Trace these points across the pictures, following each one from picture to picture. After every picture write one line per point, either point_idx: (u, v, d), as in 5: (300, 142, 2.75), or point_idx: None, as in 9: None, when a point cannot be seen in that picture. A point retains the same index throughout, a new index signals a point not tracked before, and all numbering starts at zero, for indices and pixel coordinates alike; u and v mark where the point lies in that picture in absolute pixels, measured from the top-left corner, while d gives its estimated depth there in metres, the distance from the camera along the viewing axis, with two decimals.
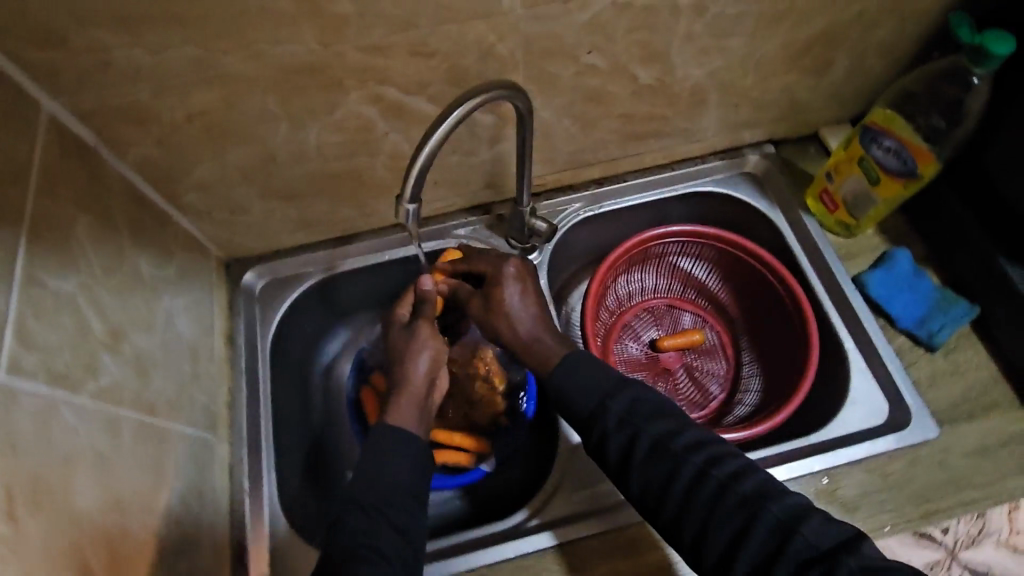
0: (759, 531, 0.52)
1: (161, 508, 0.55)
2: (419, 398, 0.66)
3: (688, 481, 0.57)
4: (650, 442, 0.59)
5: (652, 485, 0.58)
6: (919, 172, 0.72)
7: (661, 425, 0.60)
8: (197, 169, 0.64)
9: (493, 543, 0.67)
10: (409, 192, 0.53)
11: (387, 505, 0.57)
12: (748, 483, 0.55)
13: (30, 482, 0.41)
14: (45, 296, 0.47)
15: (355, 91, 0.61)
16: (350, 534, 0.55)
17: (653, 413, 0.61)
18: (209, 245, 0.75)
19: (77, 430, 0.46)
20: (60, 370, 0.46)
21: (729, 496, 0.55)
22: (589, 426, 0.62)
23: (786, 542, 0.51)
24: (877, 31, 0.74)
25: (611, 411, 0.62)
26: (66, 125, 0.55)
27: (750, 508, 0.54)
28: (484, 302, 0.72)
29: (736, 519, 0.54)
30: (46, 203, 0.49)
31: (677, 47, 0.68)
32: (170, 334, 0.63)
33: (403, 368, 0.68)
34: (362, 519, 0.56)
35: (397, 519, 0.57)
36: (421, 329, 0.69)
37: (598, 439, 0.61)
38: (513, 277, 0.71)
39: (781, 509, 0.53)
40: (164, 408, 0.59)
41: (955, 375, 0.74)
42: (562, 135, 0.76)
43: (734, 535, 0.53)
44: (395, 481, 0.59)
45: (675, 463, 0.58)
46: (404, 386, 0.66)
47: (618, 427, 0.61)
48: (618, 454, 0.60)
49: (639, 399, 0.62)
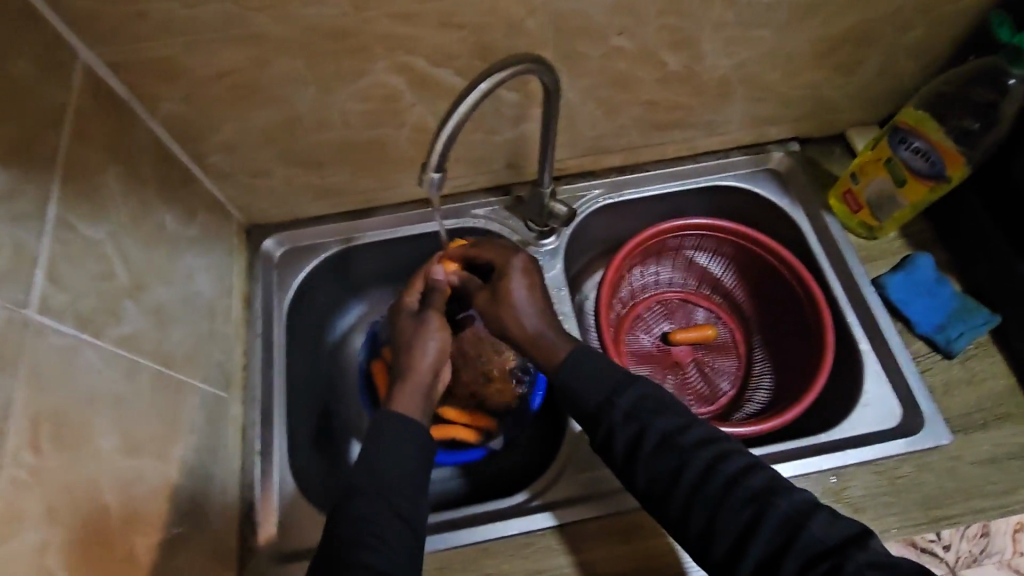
0: (769, 525, 0.52)
1: (176, 458, 0.56)
2: (422, 387, 0.65)
3: (695, 475, 0.56)
4: (659, 434, 0.59)
5: (658, 479, 0.58)
6: (947, 174, 0.71)
7: (669, 420, 0.59)
8: (224, 129, 0.65)
9: (482, 521, 0.67)
10: (436, 160, 0.53)
11: (394, 492, 0.57)
12: (756, 478, 0.55)
13: (54, 417, 0.42)
14: (76, 240, 0.48)
15: (383, 59, 0.61)
16: (353, 517, 0.55)
17: (659, 409, 0.60)
18: (231, 208, 0.76)
19: (100, 372, 0.47)
20: (85, 314, 0.47)
21: (737, 490, 0.55)
22: (597, 420, 0.61)
23: (795, 536, 0.51)
24: (914, 30, 0.73)
25: (618, 406, 0.61)
26: (100, 77, 0.55)
27: (759, 502, 0.54)
28: (491, 294, 0.69)
29: (744, 514, 0.54)
30: (80, 148, 0.50)
31: (709, 35, 0.67)
32: (190, 290, 0.64)
33: (412, 355, 0.67)
34: (368, 500, 0.56)
35: (402, 499, 0.57)
36: (429, 315, 0.69)
37: (604, 434, 0.60)
38: (521, 271, 0.69)
39: (789, 505, 0.53)
40: (181, 360, 0.60)
41: (971, 384, 0.73)
42: (586, 119, 0.76)
43: (742, 529, 0.53)
44: (403, 459, 0.59)
45: (683, 457, 0.57)
46: (408, 373, 0.65)
47: (626, 420, 0.60)
48: (625, 448, 0.59)
49: (647, 394, 0.61)
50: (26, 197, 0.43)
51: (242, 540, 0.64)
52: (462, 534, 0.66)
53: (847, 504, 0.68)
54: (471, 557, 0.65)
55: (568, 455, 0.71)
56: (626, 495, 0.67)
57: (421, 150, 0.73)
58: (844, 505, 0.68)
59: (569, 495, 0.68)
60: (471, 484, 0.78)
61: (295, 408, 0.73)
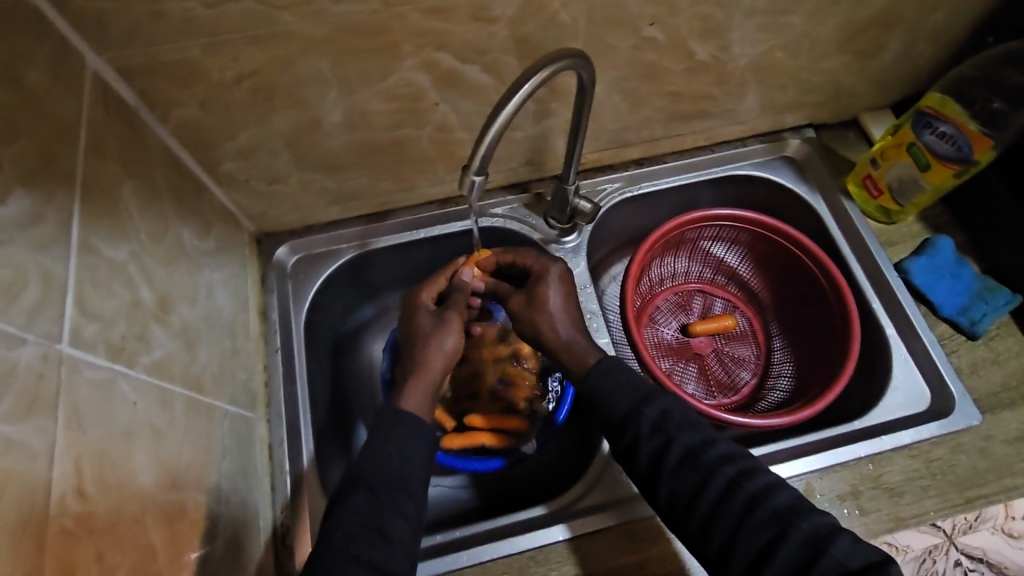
0: (791, 546, 0.50)
1: (211, 488, 0.53)
2: (433, 384, 0.62)
3: (718, 490, 0.54)
4: (684, 448, 0.56)
5: (681, 492, 0.55)
6: (974, 158, 0.70)
7: (693, 436, 0.57)
8: (239, 135, 0.62)
9: (489, 539, 0.64)
10: (477, 163, 0.51)
11: (396, 487, 0.54)
12: (781, 498, 0.53)
13: (96, 455, 0.39)
14: (100, 264, 0.45)
15: (411, 57, 0.58)
16: (348, 538, 0.51)
17: (685, 423, 0.58)
18: (242, 217, 0.73)
19: (135, 404, 0.44)
20: (117, 343, 0.44)
21: (759, 510, 0.52)
22: (621, 429, 0.59)
23: (815, 558, 0.49)
24: (935, 14, 0.72)
25: (645, 416, 0.58)
26: (109, 84, 0.51)
27: (783, 522, 0.51)
28: (526, 298, 0.68)
29: (765, 534, 0.51)
30: (95, 163, 0.47)
31: (738, 23, 0.66)
32: (210, 307, 0.61)
33: (426, 350, 0.63)
34: (365, 501, 0.53)
35: (407, 516, 0.53)
36: (450, 320, 0.65)
37: (629, 441, 0.58)
38: (557, 279, 0.68)
39: (812, 526, 0.51)
40: (209, 383, 0.57)
41: (996, 363, 0.74)
42: (609, 112, 0.74)
43: (761, 550, 0.51)
44: (407, 470, 0.55)
45: (706, 472, 0.55)
46: (421, 368, 0.62)
47: (650, 433, 0.58)
48: (647, 459, 0.57)
49: (672, 408, 0.59)
50: (49, 221, 0.40)
51: (279, 565, 0.61)
52: (498, 546, 0.63)
53: (885, 489, 0.68)
54: (520, 565, 0.62)
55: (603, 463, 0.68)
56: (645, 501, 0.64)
57: (443, 150, 0.71)
58: (883, 490, 0.68)
59: (602, 501, 0.65)
60: (482, 494, 0.75)
61: (319, 424, 0.70)
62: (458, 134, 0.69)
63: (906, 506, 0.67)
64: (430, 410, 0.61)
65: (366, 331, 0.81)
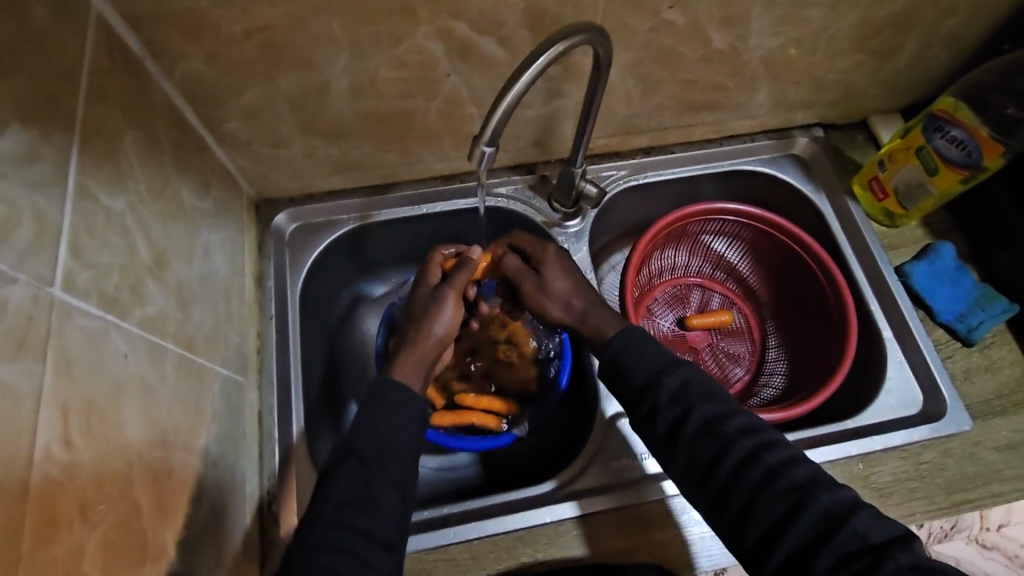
0: (806, 520, 0.48)
1: (199, 450, 0.53)
2: (427, 359, 0.61)
3: (736, 461, 0.52)
4: (703, 418, 0.54)
5: (698, 461, 0.53)
6: (984, 164, 0.70)
7: (714, 406, 0.55)
8: (245, 94, 0.60)
9: (493, 515, 0.63)
10: (489, 135, 0.50)
11: (389, 459, 0.53)
12: (801, 471, 0.50)
13: (85, 404, 0.38)
14: (97, 211, 0.43)
15: (426, 24, 0.57)
16: (332, 504, 0.50)
17: (706, 395, 0.55)
18: (242, 181, 0.71)
19: (127, 356, 0.43)
20: (111, 294, 0.43)
21: (777, 481, 0.50)
22: (640, 399, 0.57)
23: (832, 532, 0.47)
24: (953, 18, 0.72)
25: (664, 386, 0.56)
26: (113, 28, 0.49)
27: (801, 495, 0.49)
28: (536, 280, 0.68)
29: (782, 505, 0.49)
30: (96, 109, 0.45)
31: (758, 13, 0.65)
32: (206, 269, 0.60)
33: (419, 327, 0.62)
34: (358, 471, 0.52)
35: (400, 489, 0.52)
36: (447, 295, 0.64)
37: (646, 412, 0.56)
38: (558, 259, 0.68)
39: (832, 500, 0.49)
40: (202, 344, 0.56)
41: (990, 371, 0.74)
42: (621, 96, 0.74)
43: (777, 522, 0.49)
44: (398, 440, 0.54)
45: (724, 443, 0.53)
46: (416, 339, 0.62)
47: (670, 402, 0.55)
48: (664, 427, 0.55)
49: (693, 378, 0.57)
50: (46, 161, 0.39)
51: (263, 532, 0.60)
52: (491, 523, 0.62)
53: (875, 490, 0.68)
54: (506, 545, 0.62)
55: (600, 443, 0.68)
56: (642, 487, 0.64)
57: (451, 124, 0.69)
58: (871, 489, 0.68)
59: (594, 484, 0.65)
60: (477, 474, 0.74)
61: (309, 394, 0.69)
62: (467, 109, 0.68)
63: (894, 506, 0.67)
64: (421, 382, 0.60)
65: (361, 304, 0.80)
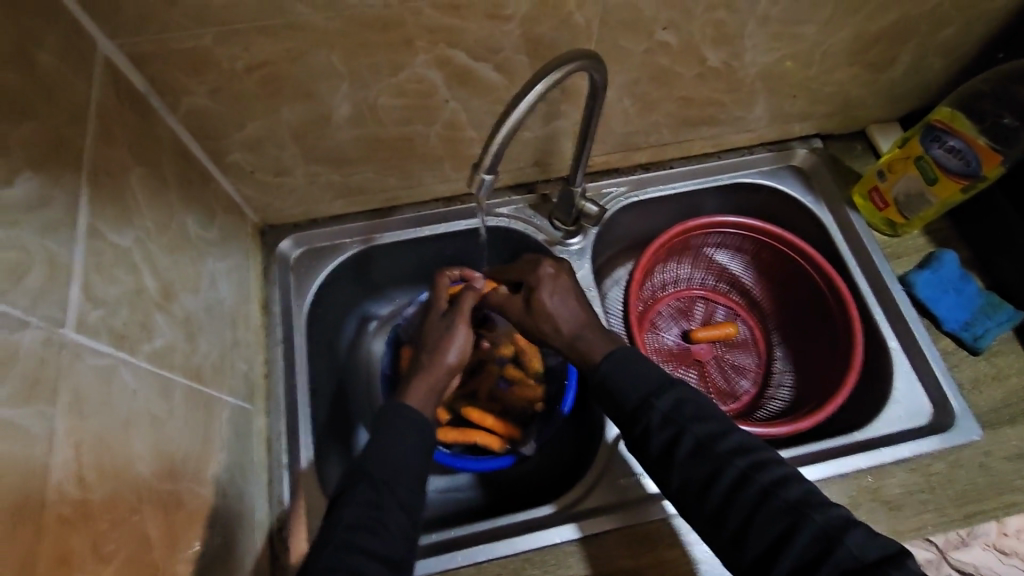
0: (802, 539, 0.48)
1: (209, 479, 0.53)
2: (439, 386, 0.62)
3: (729, 482, 0.52)
4: (694, 440, 0.54)
5: (692, 483, 0.53)
6: (983, 173, 0.70)
7: (705, 426, 0.55)
8: (249, 125, 0.61)
9: (497, 537, 0.63)
10: (488, 162, 0.51)
11: (395, 481, 0.53)
12: (794, 490, 0.51)
13: (96, 441, 0.39)
14: (106, 249, 0.44)
15: (424, 53, 0.58)
16: (342, 525, 0.50)
17: (699, 415, 0.55)
18: (247, 209, 0.72)
19: (136, 392, 0.44)
20: (120, 330, 0.44)
21: (771, 501, 0.50)
22: (633, 419, 0.57)
23: (827, 551, 0.47)
24: (947, 29, 0.72)
25: (656, 409, 0.56)
26: (120, 69, 0.51)
27: (795, 514, 0.49)
28: (526, 304, 0.67)
29: (777, 526, 0.49)
30: (104, 149, 0.46)
31: (751, 30, 0.66)
32: (213, 298, 0.61)
33: (434, 355, 0.63)
34: (367, 491, 0.52)
35: (407, 510, 0.53)
36: (455, 323, 0.65)
37: (640, 432, 0.56)
38: (550, 278, 0.66)
39: (826, 519, 0.49)
40: (209, 374, 0.57)
41: (998, 379, 0.74)
42: (619, 115, 0.74)
43: (772, 542, 0.49)
44: (404, 466, 0.54)
45: (719, 463, 0.53)
46: (427, 369, 0.62)
47: (662, 425, 0.55)
48: (658, 449, 0.55)
49: (684, 398, 0.57)
50: (56, 206, 0.40)
51: (274, 560, 0.61)
52: (496, 546, 0.62)
53: (886, 502, 0.67)
54: (516, 567, 0.62)
55: (605, 463, 0.68)
56: (650, 505, 0.64)
57: (451, 147, 0.70)
58: (882, 503, 0.67)
59: (600, 504, 0.65)
60: (483, 494, 0.75)
61: (317, 418, 0.69)
62: (466, 132, 0.68)
63: (905, 518, 0.67)
64: (432, 408, 0.61)
65: (365, 325, 0.81)
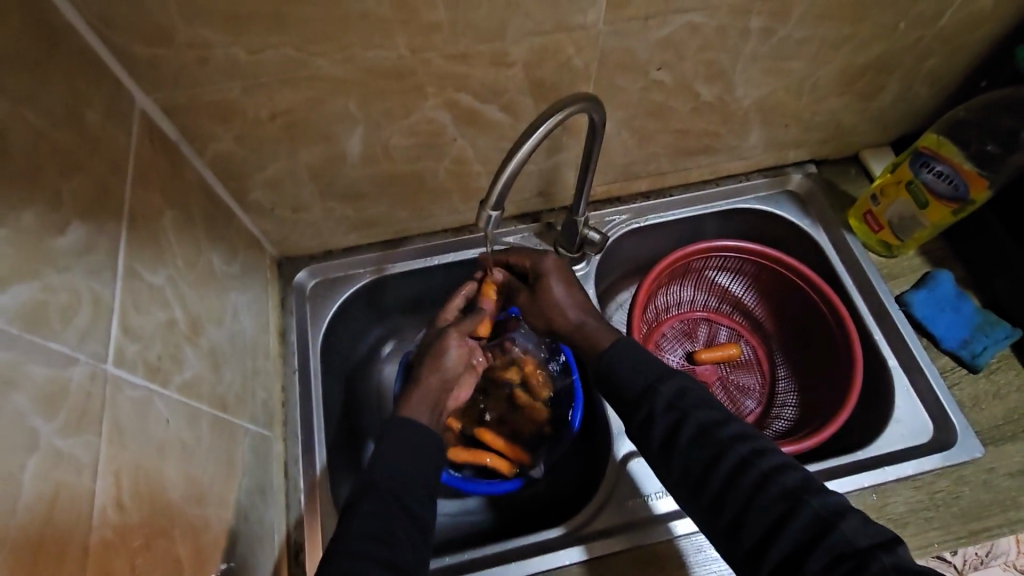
0: (798, 522, 0.49)
1: (231, 503, 0.56)
2: (434, 396, 0.64)
3: (729, 467, 0.54)
4: (697, 426, 0.56)
5: (693, 468, 0.55)
6: (971, 197, 0.73)
7: (708, 413, 0.57)
8: (269, 166, 0.65)
9: (510, 560, 0.65)
10: (495, 199, 0.55)
11: (407, 494, 0.55)
12: (792, 477, 0.52)
13: (133, 469, 0.42)
14: (143, 288, 0.48)
15: (434, 97, 0.62)
16: (355, 540, 0.52)
17: (701, 402, 0.58)
18: (265, 243, 0.76)
19: (168, 420, 0.47)
20: (154, 363, 0.47)
21: (770, 487, 0.52)
22: (638, 404, 0.59)
23: (821, 536, 0.48)
24: (930, 60, 0.76)
25: (660, 395, 0.59)
26: (154, 120, 0.55)
27: (792, 499, 0.51)
28: (531, 293, 0.71)
29: (774, 511, 0.51)
30: (141, 196, 0.50)
31: (741, 67, 0.69)
32: (236, 328, 0.64)
33: (428, 365, 0.65)
34: (376, 502, 0.54)
35: (418, 524, 0.55)
36: (449, 336, 0.67)
37: (643, 417, 0.58)
38: (556, 270, 0.70)
39: (822, 504, 0.50)
40: (232, 402, 0.60)
41: (998, 396, 0.75)
42: (618, 147, 0.78)
43: (768, 528, 0.51)
44: (414, 482, 0.56)
45: (719, 449, 0.55)
46: (420, 379, 0.64)
47: (665, 411, 0.58)
48: (661, 434, 0.57)
49: (689, 387, 0.59)
50: (100, 250, 0.43)
51: None
52: (507, 568, 0.64)
53: (890, 520, 0.69)
54: None
55: (614, 484, 0.69)
56: (656, 526, 0.66)
57: (460, 181, 0.74)
58: (887, 521, 0.68)
59: (608, 525, 0.67)
60: (494, 517, 0.77)
61: (332, 445, 0.71)
62: (474, 167, 0.72)
63: (910, 537, 0.68)
64: (429, 417, 0.63)
65: (378, 352, 0.84)
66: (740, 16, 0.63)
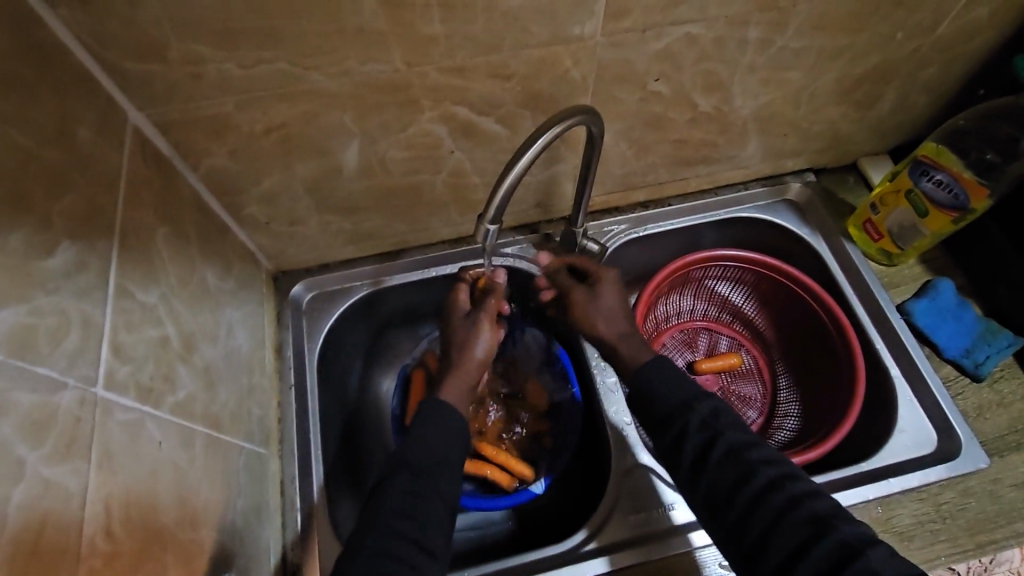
0: (824, 547, 0.48)
1: (225, 525, 0.54)
2: (473, 380, 0.63)
3: (758, 488, 0.53)
4: (728, 446, 0.55)
5: (721, 487, 0.54)
6: (971, 206, 0.73)
7: (739, 435, 0.56)
8: (264, 181, 0.65)
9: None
10: (492, 213, 0.54)
11: (438, 468, 0.55)
12: (822, 503, 0.52)
13: (124, 496, 0.41)
14: (134, 307, 0.47)
15: (430, 110, 0.61)
16: (387, 514, 0.51)
17: (735, 424, 0.57)
18: (260, 257, 0.75)
19: (160, 443, 0.46)
20: (146, 385, 0.46)
21: (799, 511, 0.51)
22: (669, 422, 0.58)
23: (847, 561, 0.47)
24: (928, 69, 0.75)
25: (695, 413, 0.58)
26: (146, 136, 0.54)
27: (821, 524, 0.50)
28: (586, 293, 0.69)
29: (802, 534, 0.50)
30: (133, 214, 0.49)
31: (739, 78, 0.69)
32: (230, 345, 0.63)
33: (461, 351, 0.63)
34: (407, 480, 0.54)
35: (445, 500, 0.54)
36: (481, 319, 0.65)
37: (673, 437, 0.57)
38: (615, 282, 0.70)
39: (851, 532, 0.49)
40: (227, 421, 0.59)
41: (1002, 405, 0.74)
42: (616, 158, 0.77)
43: (791, 549, 0.49)
44: (446, 456, 0.56)
45: (750, 469, 0.54)
46: (458, 364, 0.63)
47: (699, 429, 0.57)
48: (692, 450, 0.56)
49: (721, 408, 0.59)
50: (90, 270, 0.42)
51: None
52: None
53: (895, 533, 0.68)
54: None
55: (616, 498, 0.68)
56: (659, 543, 0.65)
57: (457, 194, 0.73)
58: (893, 534, 0.68)
59: (611, 541, 0.66)
60: (495, 534, 0.75)
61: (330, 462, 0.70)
62: (471, 179, 0.72)
63: (916, 550, 0.67)
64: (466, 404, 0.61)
65: (376, 366, 0.83)
66: (737, 27, 0.62)
